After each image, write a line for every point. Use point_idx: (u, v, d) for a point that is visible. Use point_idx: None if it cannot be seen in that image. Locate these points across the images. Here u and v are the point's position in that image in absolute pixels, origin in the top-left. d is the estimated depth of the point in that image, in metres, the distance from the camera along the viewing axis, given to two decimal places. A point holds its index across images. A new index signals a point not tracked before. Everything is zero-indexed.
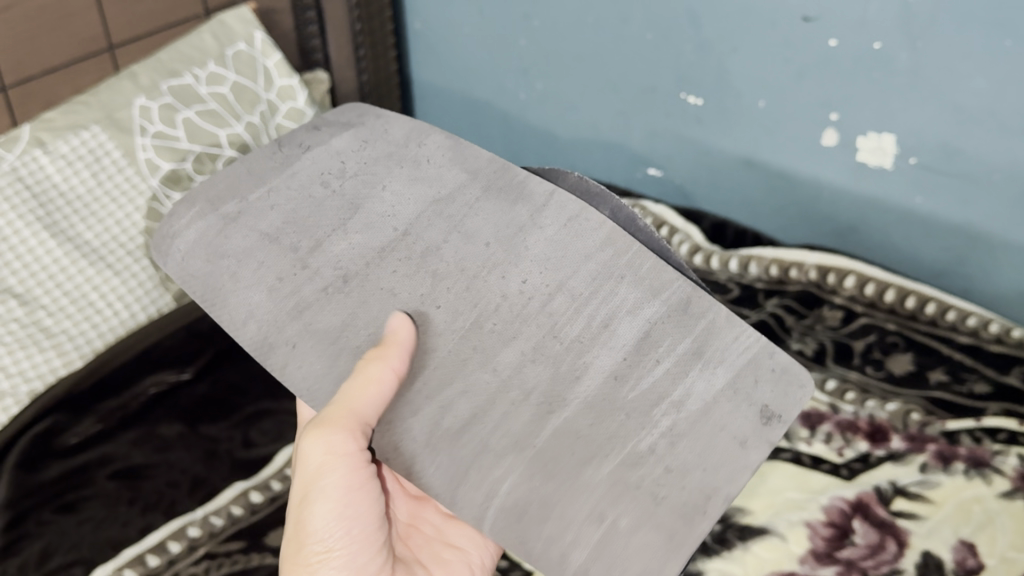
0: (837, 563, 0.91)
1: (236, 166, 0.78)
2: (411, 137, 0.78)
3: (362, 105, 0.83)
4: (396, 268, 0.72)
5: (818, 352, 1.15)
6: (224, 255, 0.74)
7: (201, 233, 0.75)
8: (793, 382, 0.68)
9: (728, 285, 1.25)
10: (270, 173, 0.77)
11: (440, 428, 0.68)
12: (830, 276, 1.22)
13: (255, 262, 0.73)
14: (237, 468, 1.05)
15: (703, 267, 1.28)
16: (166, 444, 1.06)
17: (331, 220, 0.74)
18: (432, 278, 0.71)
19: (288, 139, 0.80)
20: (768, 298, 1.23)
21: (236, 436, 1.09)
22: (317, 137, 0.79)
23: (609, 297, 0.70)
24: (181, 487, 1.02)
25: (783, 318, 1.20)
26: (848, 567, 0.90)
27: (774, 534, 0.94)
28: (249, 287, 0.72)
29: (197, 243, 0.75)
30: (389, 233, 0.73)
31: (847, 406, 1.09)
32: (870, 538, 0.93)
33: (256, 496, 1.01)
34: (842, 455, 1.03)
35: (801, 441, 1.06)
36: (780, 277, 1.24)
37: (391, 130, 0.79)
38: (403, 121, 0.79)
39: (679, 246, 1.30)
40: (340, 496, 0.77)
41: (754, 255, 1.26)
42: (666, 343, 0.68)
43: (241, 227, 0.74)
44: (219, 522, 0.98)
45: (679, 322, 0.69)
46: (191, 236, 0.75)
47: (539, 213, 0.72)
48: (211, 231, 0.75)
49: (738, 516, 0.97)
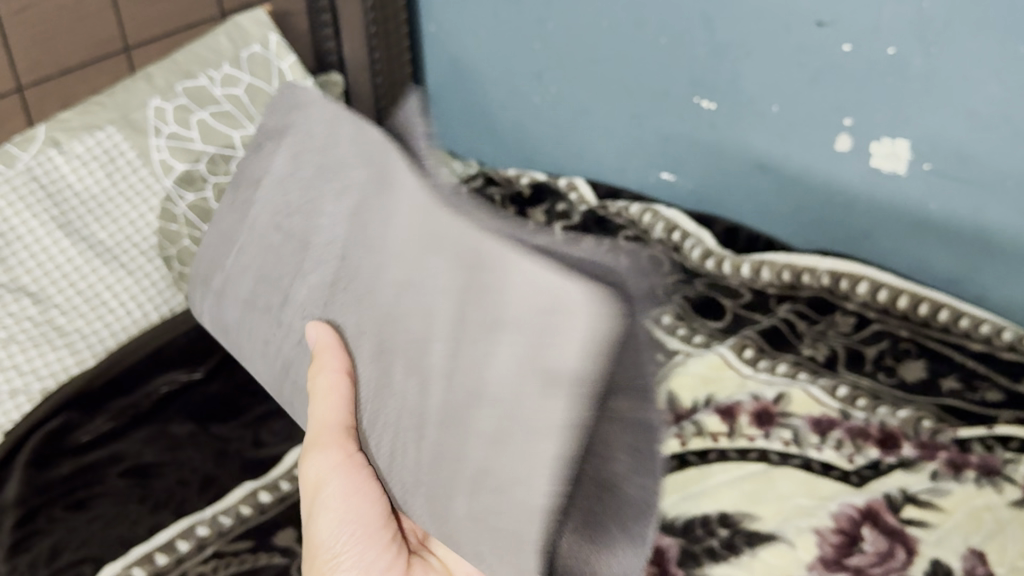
0: (846, 570, 0.90)
1: (223, 223, 0.87)
2: (328, 122, 0.75)
3: (296, 91, 0.82)
4: (331, 290, 0.71)
5: (829, 358, 1.15)
6: (231, 324, 0.85)
7: (211, 313, 0.88)
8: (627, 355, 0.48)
9: (740, 290, 1.25)
10: (235, 228, 0.85)
11: (377, 436, 0.66)
12: (843, 282, 1.22)
13: (249, 330, 0.82)
14: (246, 468, 1.05)
15: (715, 271, 1.28)
16: (176, 444, 1.06)
17: (289, 261, 0.76)
18: (357, 307, 0.67)
19: (249, 176, 0.86)
20: (780, 303, 1.22)
21: (247, 436, 1.09)
22: (262, 167, 0.83)
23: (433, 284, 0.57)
24: (190, 486, 1.01)
25: (795, 324, 1.19)
26: None
27: (783, 541, 0.93)
28: (255, 358, 0.83)
29: (213, 320, 0.88)
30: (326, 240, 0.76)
31: (858, 413, 1.08)
32: (880, 545, 0.92)
33: (265, 496, 1.01)
34: (852, 462, 1.03)
35: (811, 447, 1.05)
36: (792, 282, 1.24)
37: (310, 123, 0.77)
38: (316, 107, 0.76)
39: (691, 251, 1.30)
40: (338, 501, 0.75)
41: (766, 260, 1.26)
42: (494, 339, 0.52)
43: (230, 294, 0.84)
44: (228, 521, 0.98)
45: (531, 316, 0.49)
46: (206, 313, 0.89)
47: (371, 201, 0.65)
48: (215, 309, 0.87)
49: (747, 522, 0.96)
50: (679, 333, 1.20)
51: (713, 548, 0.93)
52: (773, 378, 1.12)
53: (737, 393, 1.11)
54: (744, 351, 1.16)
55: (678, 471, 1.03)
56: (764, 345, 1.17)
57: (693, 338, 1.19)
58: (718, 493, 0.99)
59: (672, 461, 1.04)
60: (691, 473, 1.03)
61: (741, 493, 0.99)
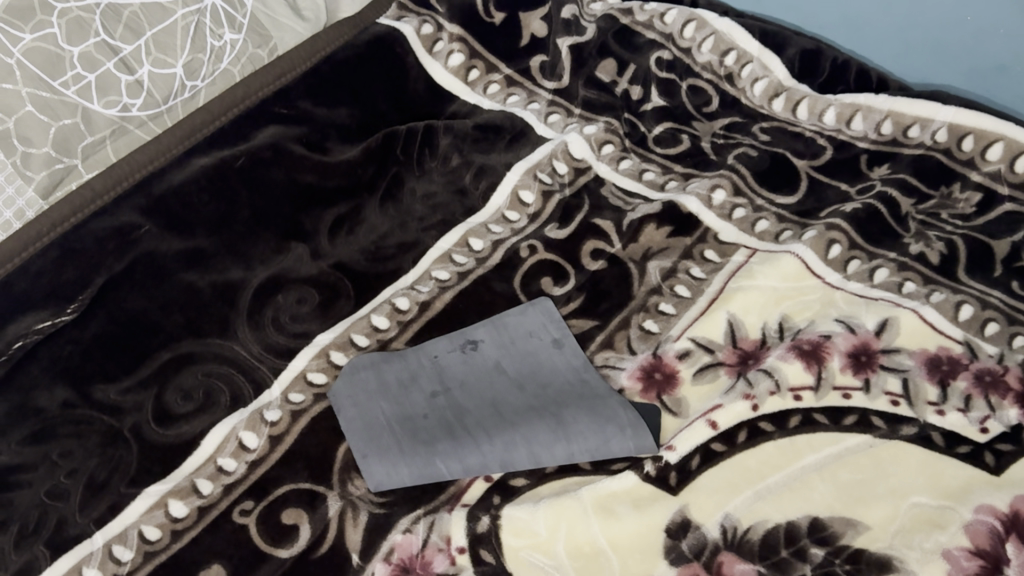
0: (932, 381, 0.73)
1: (473, 385, 0.77)
2: (468, 362, 0.79)
3: (448, 342, 0.81)
4: (471, 412, 0.75)
5: (945, 260, 0.82)
6: (441, 403, 0.76)
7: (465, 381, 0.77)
8: (459, 452, 0.71)
9: (817, 144, 0.94)
10: (478, 424, 0.73)
11: None
12: (967, 141, 0.87)
13: (438, 417, 0.75)
14: (149, 458, 0.73)
15: (786, 116, 0.96)
16: (49, 427, 0.73)
17: (469, 395, 0.77)
18: (490, 389, 0.77)
19: (478, 340, 0.80)
20: (873, 166, 0.91)
21: (148, 402, 0.76)
22: (465, 363, 0.79)
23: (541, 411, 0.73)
24: (71, 499, 0.70)
25: (897, 202, 0.87)
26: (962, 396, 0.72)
27: (899, 568, 0.61)
28: (458, 410, 0.75)
29: (463, 395, 0.77)
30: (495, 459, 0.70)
31: (988, 347, 0.75)
32: (985, 525, 0.62)
33: (122, 552, 0.67)
34: (986, 432, 0.69)
35: (928, 407, 0.71)
36: (893, 137, 0.91)
37: (440, 405, 0.76)
38: (462, 401, 0.76)
39: (752, 86, 0.97)
40: None
41: (862, 105, 0.92)
42: None
43: (424, 425, 0.74)
44: (126, 555, 0.67)
45: (587, 447, 0.70)
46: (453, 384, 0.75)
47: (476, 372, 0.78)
48: (454, 391, 0.77)
49: (851, 538, 0.63)
50: (736, 217, 0.89)
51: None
52: (869, 291, 0.81)
53: (820, 317, 0.79)
54: (828, 250, 0.84)
55: (749, 450, 0.70)
56: (856, 238, 0.85)
57: (756, 224, 0.88)
58: (805, 487, 0.67)
59: (739, 433, 0.71)
60: (585, 528, 0.66)
61: (838, 488, 0.67)
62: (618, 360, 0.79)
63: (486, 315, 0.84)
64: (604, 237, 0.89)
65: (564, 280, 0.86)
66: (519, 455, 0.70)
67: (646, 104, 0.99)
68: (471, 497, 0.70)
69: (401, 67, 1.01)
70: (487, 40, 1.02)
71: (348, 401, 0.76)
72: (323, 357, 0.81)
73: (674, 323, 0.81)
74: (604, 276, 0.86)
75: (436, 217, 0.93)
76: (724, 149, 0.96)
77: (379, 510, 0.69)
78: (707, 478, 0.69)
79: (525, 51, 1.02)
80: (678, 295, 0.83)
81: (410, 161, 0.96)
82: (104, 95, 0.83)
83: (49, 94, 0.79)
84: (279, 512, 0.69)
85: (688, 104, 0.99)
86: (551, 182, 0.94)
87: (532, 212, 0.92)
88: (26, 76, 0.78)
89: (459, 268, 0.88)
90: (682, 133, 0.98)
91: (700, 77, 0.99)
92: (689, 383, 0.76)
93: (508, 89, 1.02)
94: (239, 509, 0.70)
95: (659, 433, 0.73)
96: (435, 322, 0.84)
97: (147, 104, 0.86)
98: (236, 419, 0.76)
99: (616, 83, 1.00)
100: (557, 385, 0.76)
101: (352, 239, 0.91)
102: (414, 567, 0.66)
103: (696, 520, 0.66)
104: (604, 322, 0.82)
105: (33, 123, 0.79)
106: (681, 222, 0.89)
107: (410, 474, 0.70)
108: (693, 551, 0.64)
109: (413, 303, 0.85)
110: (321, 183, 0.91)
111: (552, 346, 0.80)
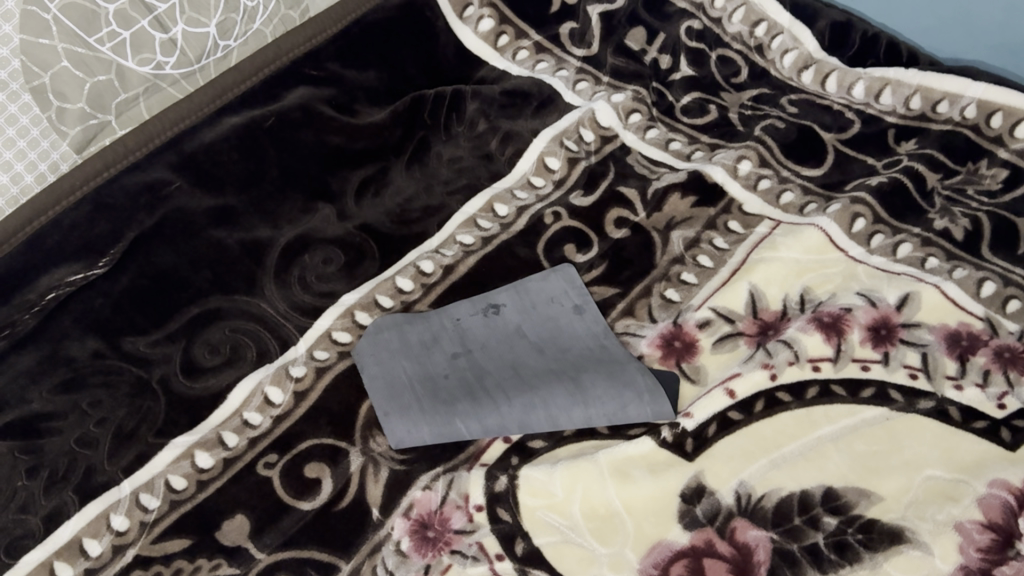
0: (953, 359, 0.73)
1: (494, 348, 0.78)
2: (490, 325, 0.80)
3: (472, 306, 0.82)
4: (490, 374, 0.76)
5: (970, 237, 0.82)
6: (462, 365, 0.77)
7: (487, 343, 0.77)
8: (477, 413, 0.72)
9: (845, 117, 0.93)
10: (497, 387, 0.74)
11: None
12: (996, 118, 0.87)
13: (459, 378, 0.76)
14: (176, 409, 0.74)
15: (815, 89, 0.96)
16: (79, 377, 0.75)
17: (490, 358, 0.78)
18: (511, 353, 0.78)
19: (500, 305, 0.81)
20: (901, 141, 0.91)
21: (176, 355, 0.78)
22: (487, 326, 0.80)
23: (559, 375, 0.74)
24: (100, 447, 0.71)
25: (923, 178, 0.87)
26: (980, 374, 0.72)
27: (911, 539, 0.61)
28: (479, 372, 0.76)
29: (484, 358, 0.78)
30: (513, 420, 0.71)
31: (1010, 325, 0.75)
32: (998, 499, 0.63)
33: (149, 500, 0.69)
34: (1003, 408, 0.70)
35: (946, 382, 0.72)
36: (922, 112, 0.91)
37: (461, 366, 0.77)
38: (483, 364, 0.77)
39: (781, 58, 0.97)
40: None
41: (891, 79, 0.92)
42: None
43: (445, 385, 0.75)
44: (153, 502, 0.69)
45: (603, 411, 0.71)
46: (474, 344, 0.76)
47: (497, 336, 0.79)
48: (476, 354, 0.78)
49: (864, 508, 0.64)
50: (761, 188, 0.89)
51: (816, 547, 0.62)
52: (892, 266, 0.81)
53: (841, 289, 0.79)
54: (853, 223, 0.84)
55: (766, 419, 0.71)
56: (881, 212, 0.85)
57: (781, 196, 0.88)
58: (821, 457, 0.68)
59: (757, 402, 0.72)
60: (601, 491, 0.67)
61: (853, 459, 0.67)
62: (639, 327, 0.80)
63: (509, 280, 0.85)
64: (628, 205, 0.90)
65: (587, 247, 0.87)
66: (537, 417, 0.71)
67: (675, 74, 1.00)
68: (490, 457, 0.71)
69: (430, 32, 1.02)
70: (517, 7, 1.03)
71: (372, 361, 0.78)
72: (348, 316, 0.82)
73: (695, 293, 0.82)
74: (627, 244, 0.87)
75: (461, 181, 0.94)
76: (752, 120, 0.96)
77: (400, 467, 0.71)
78: (724, 446, 0.69)
79: (554, 18, 1.03)
80: (701, 265, 0.84)
81: (437, 125, 0.97)
82: (139, 52, 0.84)
83: (85, 50, 0.80)
84: (302, 466, 0.71)
85: (716, 75, 0.99)
86: (577, 149, 0.95)
87: (557, 178, 0.93)
88: (62, 31, 0.78)
89: (484, 233, 0.89)
90: (711, 103, 0.98)
91: (730, 48, 0.99)
92: (709, 352, 0.77)
93: (537, 55, 1.02)
94: (264, 461, 0.71)
95: (677, 400, 0.74)
96: (459, 285, 0.85)
97: (180, 62, 0.88)
98: (261, 374, 0.77)
99: (645, 52, 1.00)
100: (578, 349, 0.77)
101: (378, 201, 0.92)
102: (432, 523, 0.67)
103: (711, 486, 0.67)
104: (625, 289, 0.83)
105: (69, 78, 0.80)
106: (706, 192, 0.89)
107: (429, 431, 0.71)
108: (707, 516, 0.65)
109: (437, 267, 0.86)
110: (348, 145, 0.93)
111: (574, 311, 0.81)
